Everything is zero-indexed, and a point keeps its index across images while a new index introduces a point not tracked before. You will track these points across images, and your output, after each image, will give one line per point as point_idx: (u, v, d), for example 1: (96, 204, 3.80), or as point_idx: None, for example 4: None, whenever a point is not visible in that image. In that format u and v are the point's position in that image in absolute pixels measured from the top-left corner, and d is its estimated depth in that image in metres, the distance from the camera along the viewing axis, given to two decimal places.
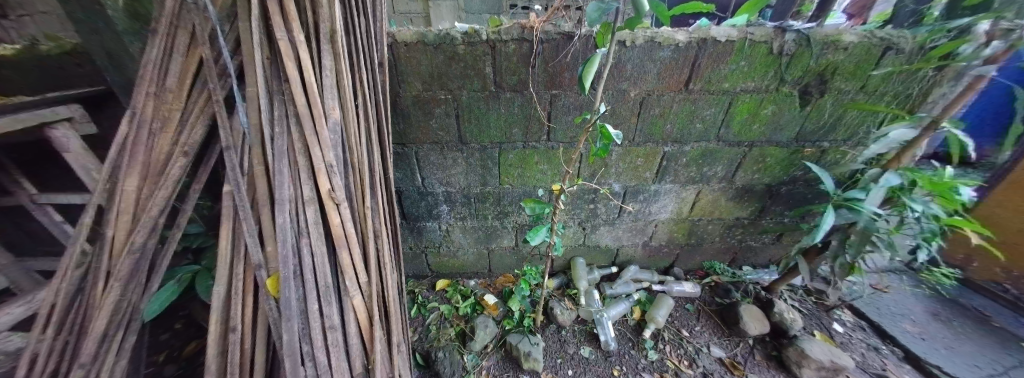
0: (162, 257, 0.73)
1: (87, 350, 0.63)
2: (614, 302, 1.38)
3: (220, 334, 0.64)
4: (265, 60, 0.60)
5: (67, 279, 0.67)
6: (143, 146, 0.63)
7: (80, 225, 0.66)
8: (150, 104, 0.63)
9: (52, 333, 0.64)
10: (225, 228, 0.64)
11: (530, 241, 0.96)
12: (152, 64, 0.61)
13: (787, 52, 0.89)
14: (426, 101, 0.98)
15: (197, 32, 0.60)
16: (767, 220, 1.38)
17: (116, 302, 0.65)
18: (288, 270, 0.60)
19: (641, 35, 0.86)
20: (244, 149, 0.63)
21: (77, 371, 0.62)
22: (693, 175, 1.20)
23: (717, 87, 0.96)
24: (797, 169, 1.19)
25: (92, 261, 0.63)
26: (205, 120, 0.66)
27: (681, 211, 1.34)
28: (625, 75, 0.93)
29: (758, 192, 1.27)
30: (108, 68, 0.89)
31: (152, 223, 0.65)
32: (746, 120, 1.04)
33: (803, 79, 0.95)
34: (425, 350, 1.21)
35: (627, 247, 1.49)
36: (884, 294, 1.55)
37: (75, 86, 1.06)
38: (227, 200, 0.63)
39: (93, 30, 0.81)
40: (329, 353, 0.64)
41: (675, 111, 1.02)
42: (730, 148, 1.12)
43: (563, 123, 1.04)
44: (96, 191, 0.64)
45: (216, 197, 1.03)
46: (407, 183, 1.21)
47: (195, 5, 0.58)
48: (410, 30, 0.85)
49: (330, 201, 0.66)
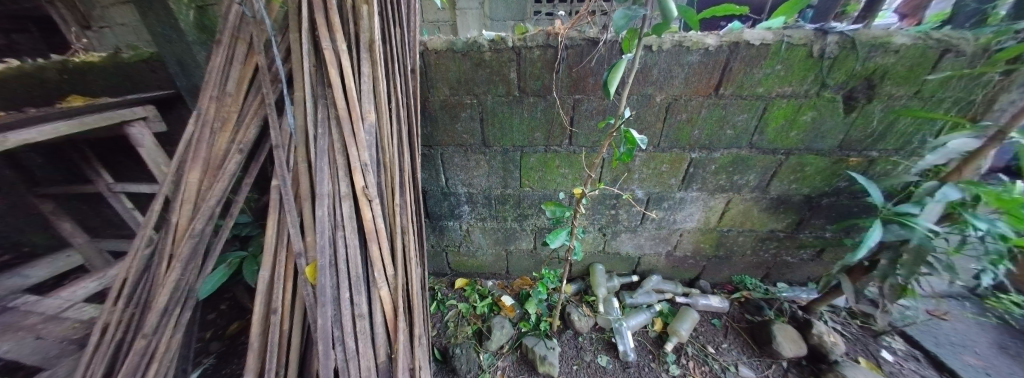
0: (215, 243, 0.81)
1: (149, 323, 0.71)
2: (634, 312, 1.34)
3: (262, 315, 0.70)
4: (311, 67, 0.67)
5: (137, 258, 0.76)
6: (206, 144, 0.71)
7: (151, 212, 0.76)
8: (213, 106, 0.71)
9: (122, 305, 0.73)
10: (272, 219, 0.70)
11: (549, 244, 0.94)
12: (216, 70, 0.70)
13: (829, 55, 0.84)
14: (452, 106, 1.03)
15: (254, 42, 0.67)
16: (804, 234, 1.29)
17: (176, 280, 0.74)
18: (324, 260, 0.65)
19: (669, 39, 0.85)
20: (291, 148, 0.70)
21: (141, 341, 0.70)
22: (722, 183, 1.15)
23: (750, 92, 0.92)
24: (841, 179, 1.11)
25: (161, 244, 0.72)
26: (258, 121, 0.73)
27: (709, 221, 1.29)
28: (650, 80, 0.92)
29: (795, 203, 1.19)
30: (178, 74, 1.01)
31: (209, 212, 0.73)
32: (783, 127, 0.99)
33: (848, 83, 0.89)
34: (443, 345, 1.23)
35: (649, 255, 1.45)
36: (942, 322, 1.38)
37: (149, 89, 1.20)
38: (275, 193, 0.70)
39: (167, 41, 0.92)
40: (357, 340, 0.69)
41: (703, 116, 0.99)
42: (764, 156, 1.06)
43: (585, 127, 1.03)
44: (165, 182, 0.73)
45: (263, 190, 1.14)
46: (432, 183, 1.26)
47: (254, 18, 0.66)
48: (441, 38, 0.90)
49: (364, 197, 0.71)
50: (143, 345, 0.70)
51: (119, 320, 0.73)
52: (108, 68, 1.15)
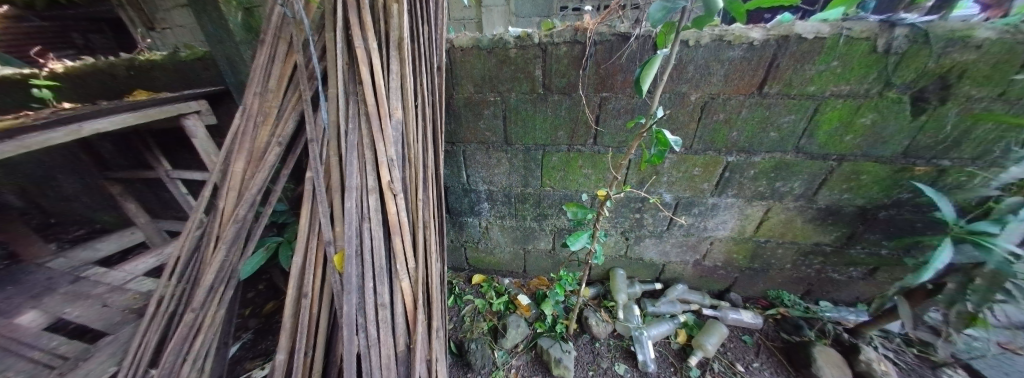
0: (256, 228, 0.87)
1: (197, 299, 0.77)
2: (656, 322, 1.28)
3: (294, 298, 0.75)
4: (344, 65, 0.71)
5: (189, 239, 0.83)
6: (250, 136, 0.77)
7: (202, 197, 0.83)
8: (257, 101, 0.76)
9: (175, 280, 0.81)
10: (306, 209, 0.75)
11: (570, 246, 0.92)
12: (260, 68, 0.75)
13: (896, 50, 0.74)
14: (476, 103, 1.03)
15: (294, 41, 0.72)
16: (856, 249, 1.16)
17: (222, 261, 0.80)
18: (351, 249, 0.68)
19: (709, 33, 0.79)
20: (323, 142, 0.73)
21: (189, 314, 0.77)
22: (762, 189, 1.06)
23: (800, 91, 0.84)
24: (903, 191, 0.98)
25: (211, 227, 0.80)
26: (295, 116, 0.78)
27: (744, 230, 1.20)
28: (685, 77, 0.87)
29: (847, 215, 1.07)
30: (227, 71, 1.09)
31: (251, 199, 0.78)
32: (836, 130, 0.90)
33: (917, 82, 0.79)
34: (458, 339, 1.25)
35: (675, 263, 1.38)
36: (1018, 357, 1.20)
37: (202, 85, 1.31)
38: (308, 184, 0.74)
39: (218, 40, 1.00)
40: (379, 327, 0.71)
41: (743, 117, 0.92)
42: (812, 162, 0.97)
43: (612, 127, 0.99)
44: (214, 171, 0.80)
45: (299, 181, 1.21)
46: (453, 180, 1.28)
47: (294, 18, 0.71)
48: (467, 36, 0.91)
49: (389, 191, 0.73)
50: (191, 317, 0.78)
51: (173, 294, 0.81)
52: (167, 65, 1.27)
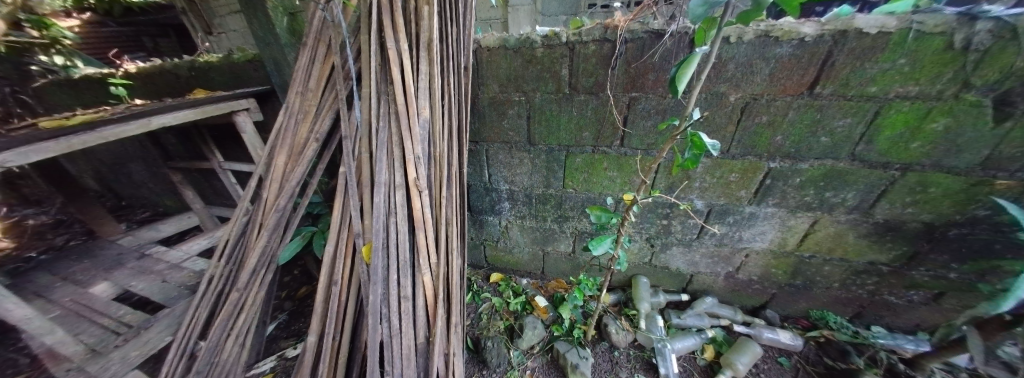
0: (294, 218, 0.93)
1: (242, 280, 0.84)
2: (682, 335, 1.21)
3: (326, 285, 0.80)
4: (377, 66, 0.75)
5: (236, 225, 0.91)
6: (292, 132, 0.83)
7: (248, 187, 0.91)
8: (299, 100, 0.82)
9: (223, 262, 0.89)
10: (338, 202, 0.80)
11: (592, 251, 0.89)
12: (303, 69, 0.81)
13: (978, 47, 0.64)
14: (500, 102, 1.03)
15: (333, 43, 0.76)
16: (918, 271, 1.02)
17: (263, 247, 0.87)
18: (378, 241, 0.72)
19: (753, 29, 0.74)
20: (356, 139, 0.77)
21: (235, 293, 0.84)
22: (809, 199, 0.97)
23: (858, 92, 0.76)
24: (982, 208, 0.85)
25: (256, 215, 0.87)
26: (331, 113, 0.82)
27: (786, 243, 1.11)
28: (725, 75, 0.81)
29: (909, 232, 0.96)
30: (273, 72, 1.18)
31: (291, 190, 0.84)
32: (901, 136, 0.80)
33: (1004, 84, 0.68)
34: (475, 336, 1.26)
35: (704, 274, 1.30)
36: None
37: (251, 85, 1.43)
38: (341, 179, 0.79)
39: (267, 44, 1.09)
40: (401, 319, 0.74)
41: (790, 119, 0.84)
42: (870, 171, 0.87)
43: (641, 128, 0.96)
44: (259, 164, 0.87)
45: (333, 175, 1.29)
46: (476, 178, 1.29)
47: (333, 22, 0.76)
48: (494, 36, 0.91)
49: (415, 187, 0.75)
50: (237, 297, 0.85)
51: (220, 274, 0.88)
52: (223, 66, 1.40)
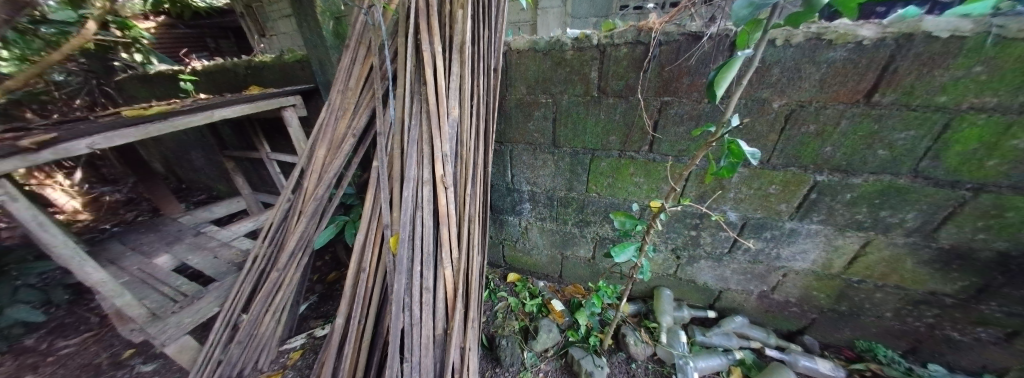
0: (329, 208, 1.00)
1: (282, 261, 0.92)
2: (706, 353, 1.14)
3: (355, 271, 0.85)
4: (412, 67, 0.79)
5: (278, 210, 0.99)
6: (332, 127, 0.89)
7: (292, 177, 0.99)
8: (340, 97, 0.89)
9: (265, 243, 0.97)
10: (371, 194, 0.85)
11: (615, 258, 0.87)
12: (345, 69, 0.87)
13: None
14: (528, 104, 1.04)
15: (373, 44, 0.81)
16: (991, 307, 0.88)
17: (301, 232, 0.94)
18: (405, 233, 0.75)
19: (803, 31, 0.69)
20: (389, 135, 0.82)
21: (275, 272, 0.92)
22: (861, 218, 0.89)
23: (924, 101, 0.69)
24: None
25: (297, 202, 0.94)
26: (367, 111, 0.88)
27: (831, 265, 1.01)
28: (769, 80, 0.77)
29: (981, 261, 0.84)
30: (317, 70, 1.27)
31: (329, 181, 0.90)
32: (974, 152, 0.71)
33: None
34: (490, 333, 1.27)
35: (734, 291, 1.23)
36: None
37: (297, 83, 1.55)
38: (374, 172, 0.84)
39: (313, 45, 1.18)
40: (422, 308, 0.77)
41: (842, 129, 0.78)
42: (934, 190, 0.78)
43: (671, 134, 0.92)
44: (302, 155, 0.94)
45: (365, 168, 1.36)
46: (499, 178, 1.31)
47: (374, 25, 0.81)
48: (524, 38, 0.93)
49: (442, 184, 0.78)
50: (276, 276, 0.93)
51: (263, 255, 0.97)
52: (275, 65, 1.53)
